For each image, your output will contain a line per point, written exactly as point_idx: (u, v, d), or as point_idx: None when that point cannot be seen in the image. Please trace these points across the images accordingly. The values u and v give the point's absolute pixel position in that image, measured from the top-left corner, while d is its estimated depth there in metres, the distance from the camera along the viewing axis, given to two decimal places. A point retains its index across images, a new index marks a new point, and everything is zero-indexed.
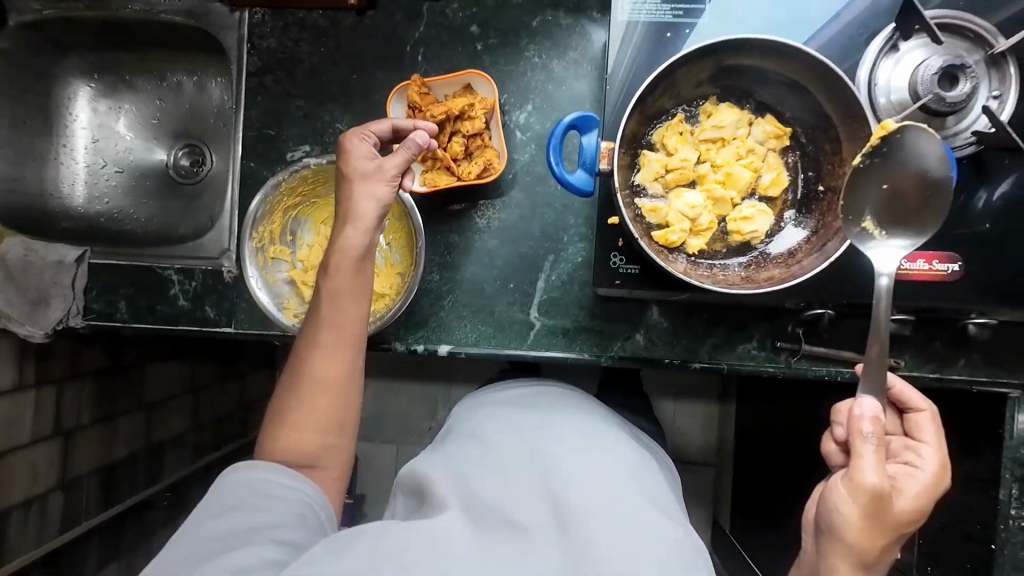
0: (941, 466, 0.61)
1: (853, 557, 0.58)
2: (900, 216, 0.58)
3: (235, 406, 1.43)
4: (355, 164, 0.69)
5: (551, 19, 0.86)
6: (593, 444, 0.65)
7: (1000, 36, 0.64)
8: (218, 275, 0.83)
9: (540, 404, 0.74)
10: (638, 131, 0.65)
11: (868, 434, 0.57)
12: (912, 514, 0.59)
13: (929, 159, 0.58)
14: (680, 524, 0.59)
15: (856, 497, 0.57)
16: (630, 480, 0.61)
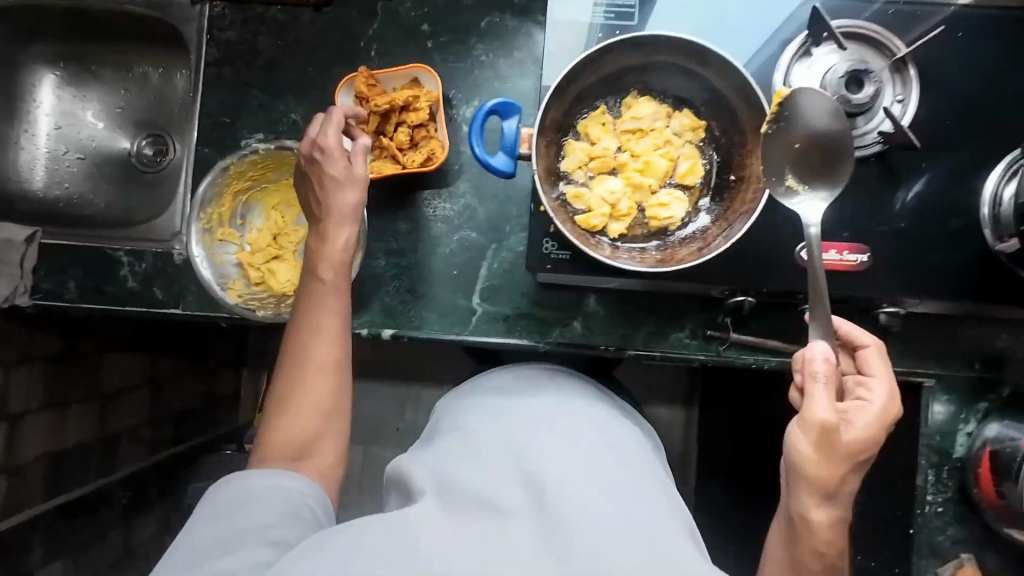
0: (891, 393, 0.66)
1: (815, 490, 0.64)
2: (817, 168, 0.62)
3: (196, 401, 1.48)
4: (332, 168, 0.73)
5: (499, 21, 0.89)
6: (576, 425, 0.64)
7: (901, 46, 0.73)
8: (168, 257, 0.92)
9: (524, 389, 0.73)
10: (561, 120, 0.67)
11: (821, 373, 0.62)
12: (869, 444, 0.64)
13: (825, 116, 0.62)
14: (668, 491, 0.61)
15: (813, 436, 0.62)
16: (612, 457, 0.61)
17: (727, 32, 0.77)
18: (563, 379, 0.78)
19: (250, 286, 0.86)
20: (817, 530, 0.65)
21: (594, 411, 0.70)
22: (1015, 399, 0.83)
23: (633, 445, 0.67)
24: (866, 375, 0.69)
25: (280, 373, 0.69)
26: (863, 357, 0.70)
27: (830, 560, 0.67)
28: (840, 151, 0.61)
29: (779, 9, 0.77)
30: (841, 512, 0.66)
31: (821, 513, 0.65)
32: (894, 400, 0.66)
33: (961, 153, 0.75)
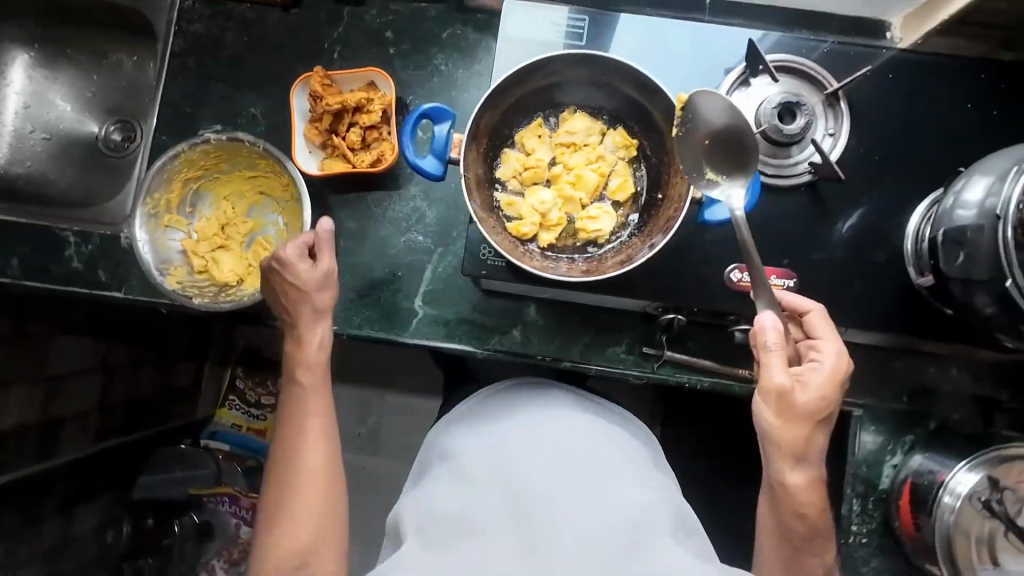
0: (840, 351, 0.68)
1: (786, 454, 0.67)
2: (729, 158, 0.66)
3: (152, 391, 1.37)
4: (303, 279, 0.76)
5: (461, 32, 0.91)
6: (554, 440, 0.76)
7: (833, 82, 0.77)
8: (116, 240, 0.92)
9: (504, 405, 0.83)
10: (497, 129, 0.70)
11: (771, 341, 0.64)
12: (826, 403, 0.66)
13: (724, 110, 0.66)
14: (648, 476, 0.75)
15: (772, 402, 0.65)
16: (589, 465, 0.73)
17: (672, 57, 0.79)
18: (546, 385, 0.86)
19: (192, 273, 0.87)
20: (795, 494, 0.68)
21: (573, 413, 0.81)
22: (943, 432, 0.82)
23: (614, 437, 0.80)
24: (815, 337, 0.70)
25: (274, 478, 0.74)
26: (808, 322, 0.71)
27: (815, 524, 0.69)
28: (745, 138, 0.65)
29: (724, 38, 0.79)
30: (815, 474, 0.68)
31: (795, 476, 0.68)
32: (844, 357, 0.68)
33: (887, 187, 0.78)
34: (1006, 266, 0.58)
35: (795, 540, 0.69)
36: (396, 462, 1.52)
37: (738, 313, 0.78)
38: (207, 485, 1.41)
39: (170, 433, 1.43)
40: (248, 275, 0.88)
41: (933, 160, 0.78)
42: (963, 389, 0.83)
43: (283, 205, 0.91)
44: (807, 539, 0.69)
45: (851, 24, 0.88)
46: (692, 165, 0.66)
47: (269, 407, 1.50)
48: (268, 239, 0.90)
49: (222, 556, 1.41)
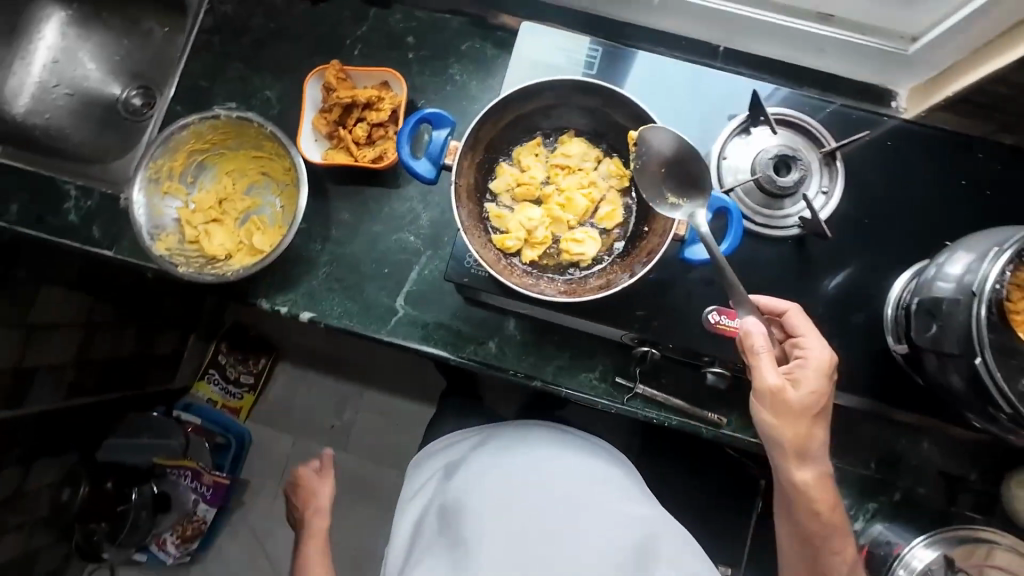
0: (822, 344, 0.68)
1: (790, 453, 0.67)
2: (687, 183, 0.67)
3: (134, 353, 1.34)
4: (308, 478, 1.03)
5: (479, 47, 0.93)
6: (539, 480, 0.80)
7: (831, 141, 0.78)
8: (114, 200, 0.94)
9: (487, 447, 0.87)
10: (495, 142, 0.71)
11: (758, 342, 0.64)
12: (818, 397, 0.66)
13: (676, 140, 0.67)
14: (632, 497, 0.81)
15: (771, 404, 0.65)
16: (574, 499, 0.78)
17: (678, 96, 0.81)
18: (523, 425, 0.90)
19: (182, 242, 0.88)
20: (808, 491, 0.67)
21: (554, 450, 0.85)
22: (907, 505, 0.81)
23: (597, 466, 0.85)
24: (797, 334, 0.70)
25: None
26: (789, 321, 0.70)
27: (832, 519, 0.68)
28: (699, 164, 0.66)
29: (731, 86, 0.81)
30: (820, 468, 0.68)
31: (803, 473, 0.67)
32: (827, 350, 0.68)
33: (875, 252, 0.78)
34: (977, 344, 0.57)
35: (812, 538, 0.69)
36: (363, 460, 1.51)
37: (711, 355, 0.78)
38: (173, 456, 1.41)
39: (145, 399, 1.42)
40: (237, 251, 0.89)
41: (922, 231, 0.78)
42: (932, 465, 0.82)
43: (283, 189, 0.92)
44: (824, 537, 0.69)
45: (858, 89, 0.90)
46: (653, 195, 0.68)
47: (246, 387, 1.51)
48: (262, 219, 0.91)
49: (175, 531, 1.41)
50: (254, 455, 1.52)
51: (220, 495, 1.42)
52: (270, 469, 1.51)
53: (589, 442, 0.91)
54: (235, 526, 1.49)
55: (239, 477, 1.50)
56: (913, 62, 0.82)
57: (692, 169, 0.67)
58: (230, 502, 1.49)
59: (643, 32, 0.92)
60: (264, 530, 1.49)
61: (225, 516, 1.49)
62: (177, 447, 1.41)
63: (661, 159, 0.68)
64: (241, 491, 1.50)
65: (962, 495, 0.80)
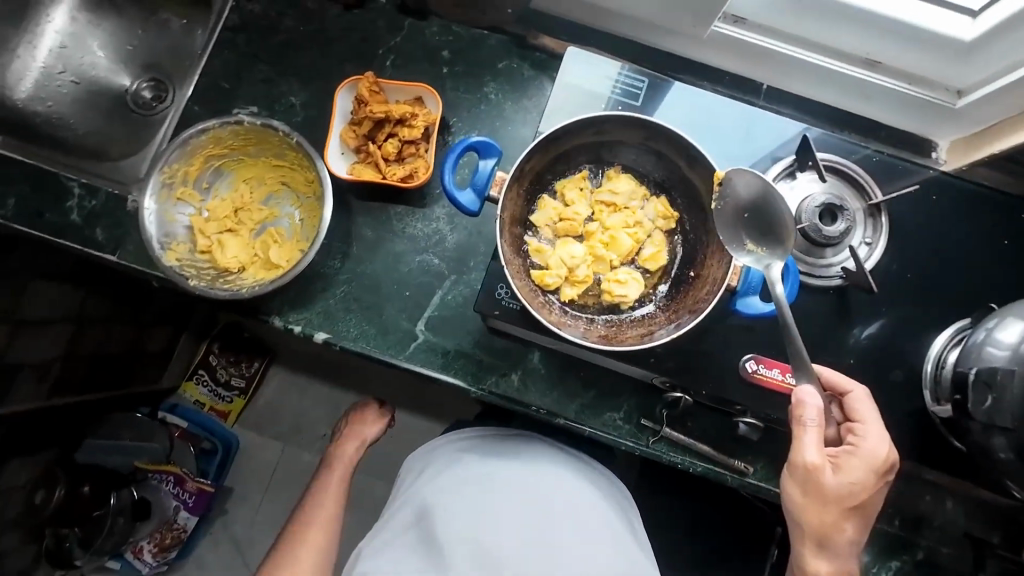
0: (880, 440, 0.66)
1: (812, 539, 0.66)
2: (764, 231, 0.66)
3: (125, 350, 1.23)
4: (365, 416, 1.09)
5: (517, 67, 0.90)
6: (523, 498, 0.75)
7: (876, 192, 0.77)
8: (121, 201, 0.88)
9: (473, 455, 0.81)
10: (542, 175, 0.71)
11: (808, 415, 0.63)
12: (859, 491, 0.64)
13: (756, 184, 0.66)
14: (621, 537, 0.75)
15: (806, 483, 0.63)
16: (557, 523, 0.73)
17: (720, 134, 0.79)
18: (524, 439, 0.84)
19: (193, 252, 0.84)
20: None
21: (547, 467, 0.80)
22: (926, 564, 0.79)
23: (586, 485, 0.80)
24: (857, 421, 0.68)
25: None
26: (848, 404, 0.69)
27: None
28: (780, 211, 0.65)
29: (776, 128, 0.79)
30: (842, 563, 0.67)
31: (821, 563, 0.67)
32: (884, 446, 0.66)
33: (912, 308, 0.77)
34: None
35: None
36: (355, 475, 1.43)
37: (744, 404, 0.75)
38: (156, 460, 1.33)
39: (131, 399, 1.33)
40: (251, 264, 0.85)
41: (960, 288, 0.77)
42: (959, 526, 0.80)
43: (303, 201, 0.89)
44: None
45: (899, 137, 0.89)
46: (733, 238, 0.66)
47: (237, 391, 1.43)
48: (280, 231, 0.88)
49: (152, 539, 1.33)
50: (241, 463, 1.44)
51: (204, 503, 1.35)
52: (257, 479, 1.44)
53: (599, 473, 0.86)
54: (215, 537, 1.41)
55: (223, 485, 1.43)
56: (959, 117, 0.81)
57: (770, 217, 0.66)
58: (213, 513, 1.42)
59: (684, 64, 0.91)
60: (247, 539, 1.41)
61: (206, 527, 1.41)
62: (161, 450, 1.33)
63: (742, 204, 0.66)
64: (225, 501, 1.43)
65: (991, 561, 0.77)
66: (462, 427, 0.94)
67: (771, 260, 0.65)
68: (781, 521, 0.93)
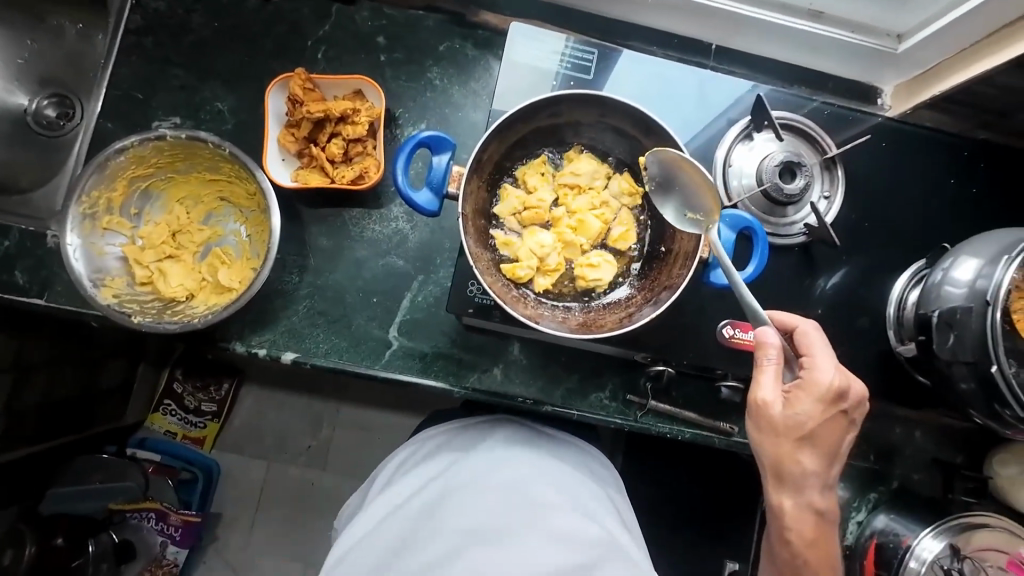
0: (826, 368, 0.64)
1: (772, 475, 0.65)
2: (695, 198, 0.64)
3: (77, 392, 1.11)
4: None
5: (459, 48, 0.85)
6: (469, 493, 0.66)
7: (831, 145, 0.78)
8: (38, 238, 0.79)
9: (455, 444, 0.76)
10: (500, 163, 0.69)
11: (769, 354, 0.63)
12: (809, 421, 0.62)
13: (670, 159, 0.65)
14: (604, 516, 0.68)
15: (757, 417, 0.64)
16: (506, 515, 0.63)
17: (675, 101, 0.78)
18: (491, 425, 0.78)
19: (132, 285, 0.77)
20: (783, 517, 0.66)
21: (527, 451, 0.74)
22: (904, 491, 0.84)
23: (549, 469, 0.71)
24: (804, 353, 0.66)
25: None
26: (795, 338, 0.67)
27: (805, 556, 0.66)
28: (702, 175, 0.62)
29: (730, 88, 0.79)
30: (806, 500, 0.65)
31: (784, 498, 0.65)
32: (833, 374, 0.63)
33: (871, 254, 0.79)
34: (993, 352, 0.59)
35: (783, 566, 0.68)
36: (344, 478, 1.38)
37: (725, 368, 0.76)
38: (132, 499, 1.25)
39: (92, 441, 1.23)
40: (200, 290, 0.79)
41: (913, 228, 0.80)
42: (928, 453, 0.85)
43: (247, 215, 0.83)
44: (797, 571, 0.66)
45: (847, 88, 0.89)
46: (672, 216, 0.66)
47: (209, 416, 1.35)
48: (227, 250, 0.81)
49: None
50: (224, 489, 1.36)
51: (193, 535, 1.27)
52: (243, 501, 1.36)
53: (581, 454, 0.78)
54: (207, 567, 1.33)
55: (211, 513, 1.34)
56: (900, 62, 0.82)
57: (694, 182, 0.64)
58: (202, 543, 1.33)
59: (628, 28, 0.88)
60: (242, 562, 1.33)
61: (198, 557, 1.32)
62: (137, 488, 1.25)
63: (673, 179, 0.66)
64: (213, 529, 1.34)
65: (958, 482, 0.83)
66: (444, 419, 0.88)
67: (708, 228, 0.63)
68: None
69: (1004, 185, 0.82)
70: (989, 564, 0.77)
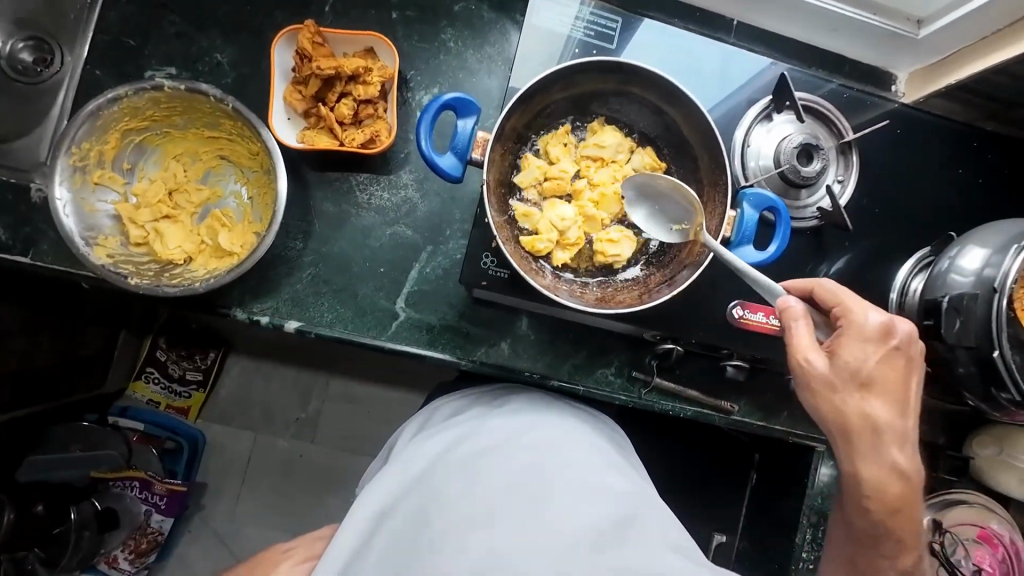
0: (864, 311, 0.64)
1: (842, 439, 0.63)
2: (672, 210, 0.67)
3: (57, 360, 1.06)
4: None
5: (474, 9, 0.81)
6: (494, 453, 0.63)
7: (848, 130, 0.79)
8: (21, 193, 0.74)
9: (466, 412, 0.73)
10: (522, 131, 0.68)
11: (796, 314, 0.62)
12: (866, 364, 0.62)
13: (642, 186, 0.68)
14: (627, 473, 0.67)
15: (805, 380, 0.62)
16: (536, 474, 0.61)
17: (697, 76, 0.76)
18: (503, 393, 0.78)
19: (127, 245, 0.73)
20: (863, 486, 0.64)
21: (545, 413, 0.72)
22: None
23: (571, 429, 0.70)
24: (836, 305, 0.66)
25: None
26: (817, 298, 0.68)
27: (885, 523, 0.65)
28: (676, 187, 0.66)
29: (751, 66, 0.77)
30: (887, 460, 0.63)
31: (863, 466, 0.64)
32: (875, 314, 0.64)
33: (878, 240, 0.80)
34: (996, 337, 0.62)
35: (859, 534, 0.67)
36: (335, 451, 1.38)
37: (734, 348, 0.77)
38: (114, 468, 1.19)
39: (71, 408, 1.18)
40: (199, 253, 0.75)
41: (917, 217, 0.81)
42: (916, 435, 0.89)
43: (249, 176, 0.79)
44: (876, 539, 0.66)
45: (863, 72, 0.89)
46: (661, 234, 0.68)
47: (195, 384, 1.32)
48: (227, 213, 0.78)
49: (126, 546, 1.22)
50: (212, 459, 1.34)
51: (181, 504, 1.25)
52: (232, 471, 1.35)
53: (594, 418, 0.79)
54: (193, 536, 1.31)
55: (196, 481, 1.32)
56: (918, 49, 0.82)
57: (667, 196, 0.67)
58: (188, 512, 1.31)
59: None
60: (230, 532, 1.32)
61: (183, 526, 1.31)
62: (119, 457, 1.21)
63: (650, 198, 0.68)
64: (200, 498, 1.33)
65: (942, 461, 0.87)
66: (449, 392, 0.87)
67: (696, 229, 0.64)
68: (757, 448, 0.98)
69: (1008, 177, 0.84)
70: (964, 537, 0.82)
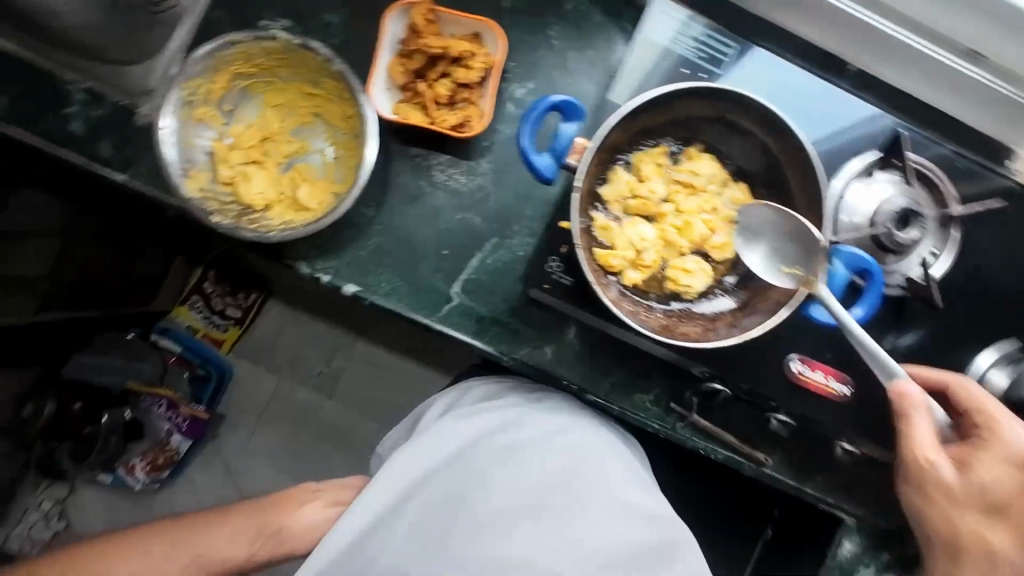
0: (1010, 431, 0.65)
1: (948, 551, 0.67)
2: (791, 251, 0.63)
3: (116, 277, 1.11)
4: None
5: (586, 10, 0.80)
6: (536, 454, 0.67)
7: (955, 203, 0.74)
8: (129, 114, 0.78)
9: (503, 396, 0.74)
10: (619, 143, 0.66)
11: (917, 409, 0.62)
12: (994, 486, 0.64)
13: (765, 218, 0.65)
14: (652, 488, 0.71)
15: (920, 480, 0.65)
16: (575, 485, 0.66)
17: (803, 117, 0.73)
18: (538, 389, 0.79)
19: (216, 183, 0.76)
20: None
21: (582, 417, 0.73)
22: None
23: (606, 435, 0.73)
24: (977, 414, 0.67)
25: None
26: (955, 401, 0.69)
27: None
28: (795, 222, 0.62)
29: (861, 116, 0.74)
30: None
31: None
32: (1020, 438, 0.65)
33: (960, 322, 0.75)
34: None
35: None
36: (353, 412, 1.41)
37: (783, 403, 0.75)
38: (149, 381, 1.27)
39: (120, 320, 1.20)
40: (278, 203, 0.77)
41: (1009, 305, 0.76)
42: None
43: (338, 137, 0.80)
44: None
45: (978, 142, 0.83)
46: (772, 274, 0.64)
47: (232, 321, 1.36)
48: (310, 168, 0.79)
49: (144, 458, 1.30)
50: (239, 394, 1.40)
51: (199, 429, 1.32)
52: (255, 409, 1.40)
53: (623, 440, 0.79)
54: (208, 462, 1.37)
55: (221, 412, 1.38)
56: None
57: (790, 235, 0.63)
58: (207, 439, 1.37)
59: (764, 28, 0.82)
60: (242, 465, 1.38)
61: (201, 451, 1.37)
62: (156, 374, 1.27)
63: (769, 233, 0.64)
64: (221, 428, 1.39)
65: None
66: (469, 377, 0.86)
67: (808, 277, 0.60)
68: (777, 504, 0.97)
69: None
70: None
